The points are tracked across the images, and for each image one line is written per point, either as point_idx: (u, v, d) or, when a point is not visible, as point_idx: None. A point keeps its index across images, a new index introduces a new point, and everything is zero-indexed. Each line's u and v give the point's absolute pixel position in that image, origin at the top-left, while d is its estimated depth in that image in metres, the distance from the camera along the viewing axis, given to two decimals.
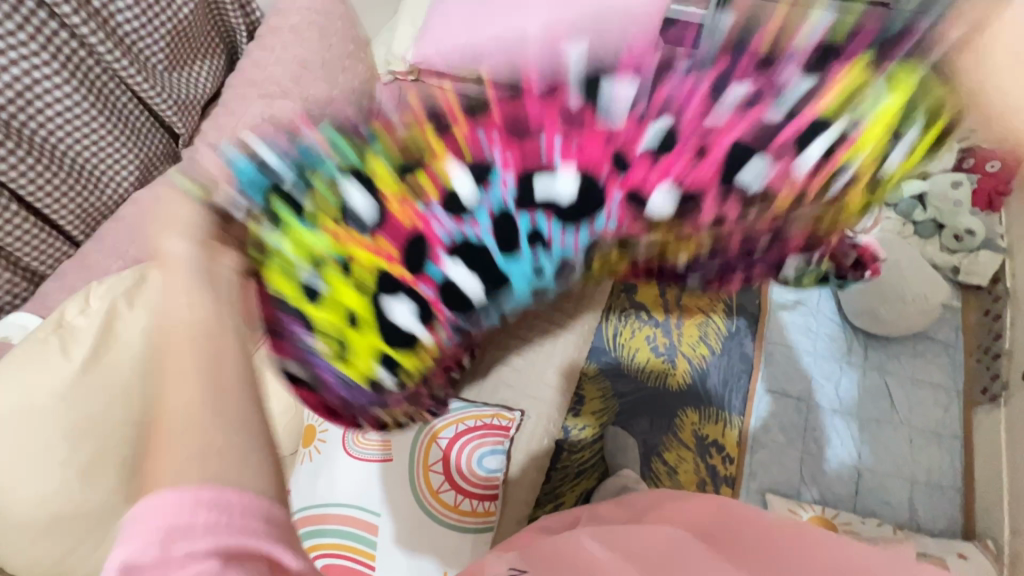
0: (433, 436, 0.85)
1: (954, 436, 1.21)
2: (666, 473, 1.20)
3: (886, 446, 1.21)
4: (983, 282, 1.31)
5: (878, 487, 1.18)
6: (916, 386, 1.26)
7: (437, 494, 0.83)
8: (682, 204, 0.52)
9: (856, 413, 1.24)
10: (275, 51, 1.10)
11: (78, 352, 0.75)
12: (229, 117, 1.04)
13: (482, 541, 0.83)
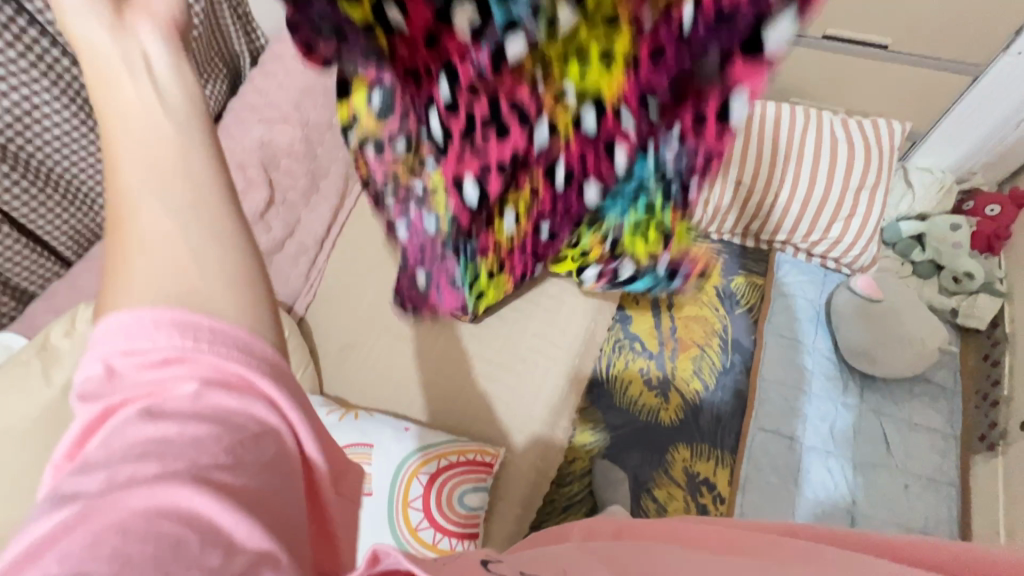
0: (414, 471, 0.83)
1: (950, 482, 1.18)
2: (656, 510, 1.18)
3: (881, 491, 1.18)
4: (982, 325, 1.28)
5: (873, 533, 1.15)
6: (913, 430, 1.23)
7: (416, 532, 0.81)
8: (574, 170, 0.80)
9: (851, 455, 1.22)
10: (278, 75, 1.11)
11: (59, 378, 0.74)
12: (229, 140, 1.07)
13: None
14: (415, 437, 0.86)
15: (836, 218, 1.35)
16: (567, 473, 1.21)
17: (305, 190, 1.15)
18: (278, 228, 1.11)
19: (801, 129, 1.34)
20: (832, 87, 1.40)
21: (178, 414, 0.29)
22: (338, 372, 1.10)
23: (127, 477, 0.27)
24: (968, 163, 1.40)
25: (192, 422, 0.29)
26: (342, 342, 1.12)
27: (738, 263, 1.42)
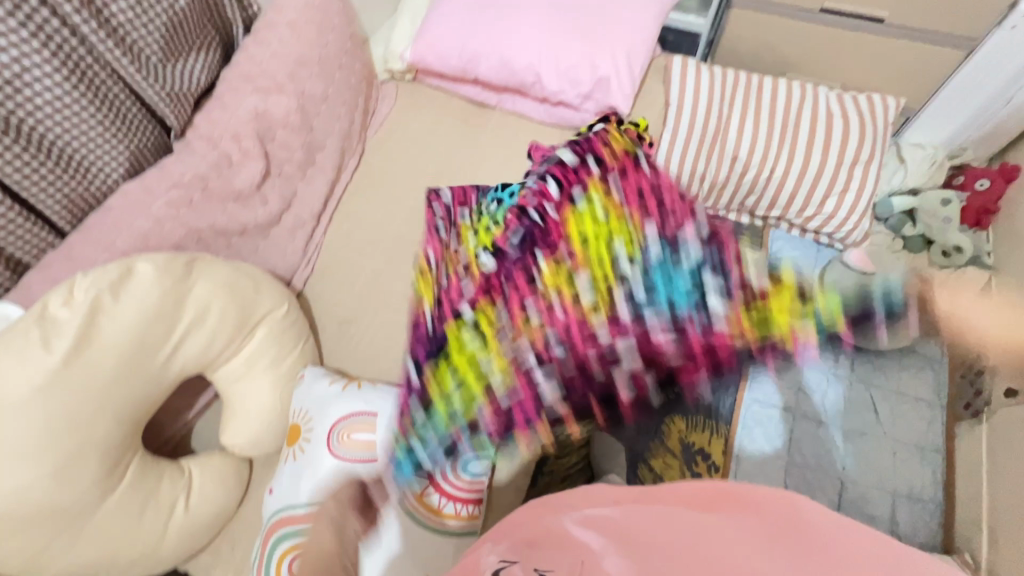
0: (419, 438, 0.86)
1: (936, 450, 1.22)
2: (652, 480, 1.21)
3: (869, 459, 1.22)
4: None
5: (862, 499, 1.18)
6: (900, 400, 1.27)
7: (422, 496, 0.83)
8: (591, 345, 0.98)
9: (841, 424, 1.26)
10: (272, 44, 1.08)
11: (60, 346, 0.74)
12: (221, 111, 1.03)
13: (464, 544, 0.83)
14: (420, 407, 0.89)
15: (830, 193, 1.36)
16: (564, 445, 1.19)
17: (302, 163, 1.14)
18: (275, 202, 1.09)
19: (795, 106, 1.35)
20: (827, 62, 1.41)
21: None
22: (338, 346, 1.10)
23: None
24: (960, 138, 1.40)
25: None
26: (342, 316, 1.12)
27: (734, 237, 1.41)
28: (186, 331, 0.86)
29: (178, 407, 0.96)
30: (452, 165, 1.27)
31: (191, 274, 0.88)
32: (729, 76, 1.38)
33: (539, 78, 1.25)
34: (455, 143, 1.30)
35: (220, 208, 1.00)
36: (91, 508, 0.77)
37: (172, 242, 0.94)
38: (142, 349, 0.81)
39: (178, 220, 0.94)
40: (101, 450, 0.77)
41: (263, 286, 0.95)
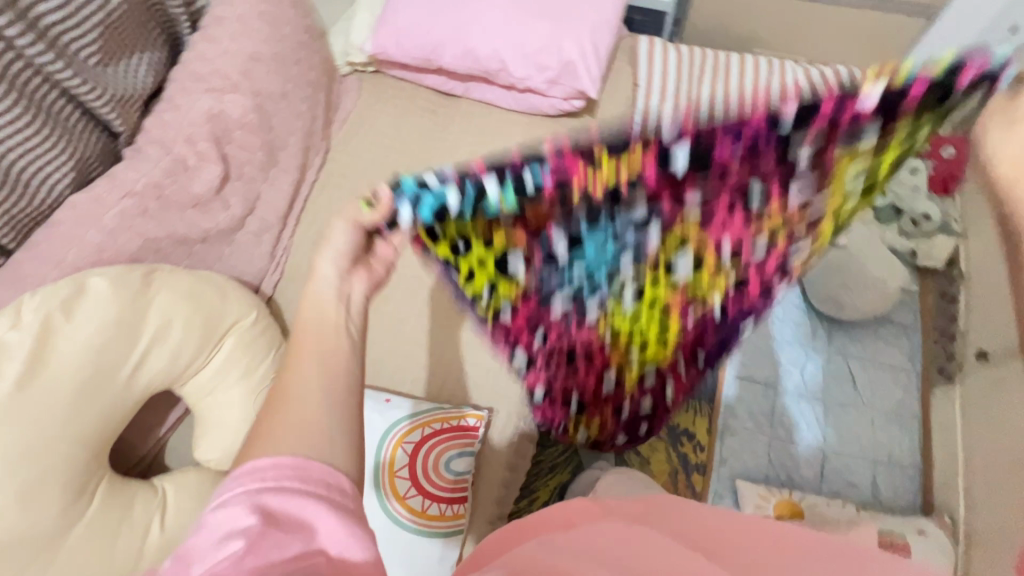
0: (397, 441, 0.83)
1: (913, 415, 1.24)
2: (638, 463, 1.23)
3: (849, 428, 1.24)
4: (939, 265, 1.34)
5: (843, 468, 1.21)
6: (877, 368, 1.29)
7: (404, 500, 0.81)
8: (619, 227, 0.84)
9: (821, 396, 1.27)
10: (222, 40, 1.03)
11: (10, 372, 0.70)
12: (173, 113, 0.98)
13: (451, 544, 0.81)
14: (398, 408, 0.85)
15: None
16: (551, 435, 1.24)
17: (263, 164, 1.09)
18: (237, 205, 1.05)
19: (765, 82, 1.35)
20: (794, 37, 1.40)
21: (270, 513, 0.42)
22: None
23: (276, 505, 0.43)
24: None
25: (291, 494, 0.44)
26: None
27: None
28: (149, 346, 0.82)
29: (148, 424, 0.93)
30: (421, 158, 1.24)
31: (150, 287, 0.84)
32: (698, 56, 1.37)
33: (504, 65, 1.22)
34: (423, 135, 1.26)
35: (178, 217, 0.96)
36: (59, 535, 0.74)
37: (129, 254, 0.90)
38: (101, 368, 0.77)
39: (133, 231, 0.90)
40: (66, 476, 0.74)
41: (228, 294, 0.92)
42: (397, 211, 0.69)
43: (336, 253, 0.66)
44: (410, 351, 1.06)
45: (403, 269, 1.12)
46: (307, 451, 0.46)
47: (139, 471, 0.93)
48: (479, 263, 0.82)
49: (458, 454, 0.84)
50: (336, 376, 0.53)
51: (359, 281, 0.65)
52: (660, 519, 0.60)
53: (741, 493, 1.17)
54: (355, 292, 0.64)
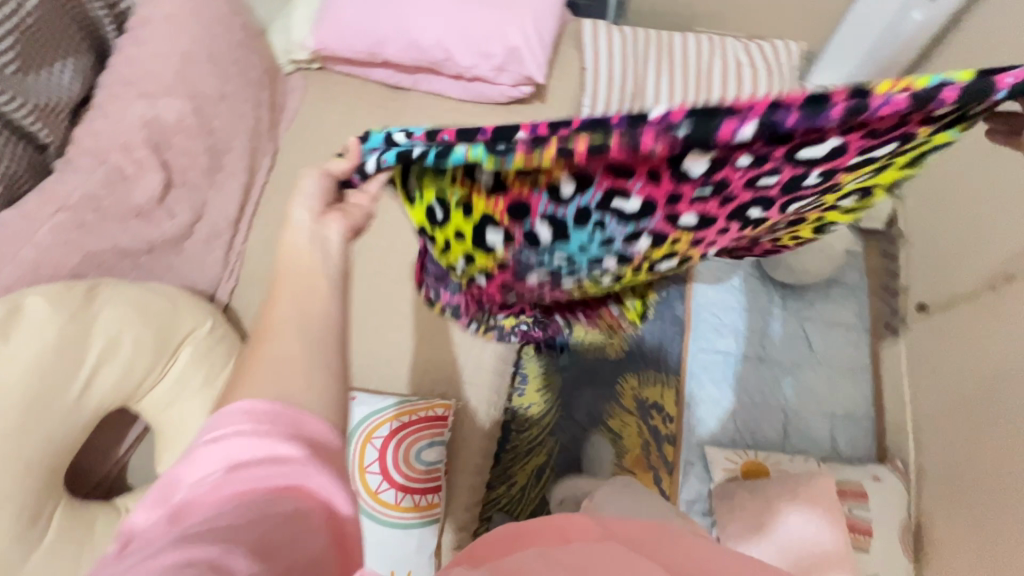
0: (367, 436, 0.83)
1: (865, 369, 1.31)
2: (612, 439, 1.26)
3: (808, 387, 1.30)
4: (881, 225, 1.38)
5: (803, 425, 1.27)
6: (831, 327, 1.35)
7: (377, 494, 0.81)
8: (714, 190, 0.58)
9: (780, 358, 1.32)
10: (151, 44, 1.00)
11: None
12: (105, 121, 0.95)
13: (428, 533, 0.82)
14: (364, 404, 0.85)
15: None
16: (524, 421, 1.25)
17: (207, 168, 1.06)
18: (183, 213, 1.02)
19: (705, 59, 1.38)
20: (733, 14, 1.44)
21: (237, 474, 0.39)
22: None
23: (241, 459, 0.41)
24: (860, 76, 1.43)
25: (266, 458, 0.41)
26: None
27: None
28: (96, 363, 0.79)
29: (106, 444, 0.90)
30: None
31: (93, 302, 0.81)
32: (642, 36, 1.40)
33: (449, 55, 1.21)
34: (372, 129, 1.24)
35: (120, 228, 0.93)
36: (15, 565, 0.71)
37: (68, 270, 0.87)
38: (47, 389, 0.75)
39: (71, 246, 0.87)
40: (16, 503, 0.72)
41: (179, 304, 0.89)
42: (365, 161, 0.57)
43: (309, 199, 0.57)
44: (376, 348, 1.05)
45: (363, 266, 1.09)
46: (285, 397, 0.44)
47: (99, 494, 0.90)
48: (459, 235, 0.70)
49: (427, 446, 0.84)
50: (315, 323, 0.50)
51: (336, 223, 0.57)
52: (657, 549, 0.60)
53: (711, 460, 1.21)
54: (337, 240, 0.57)
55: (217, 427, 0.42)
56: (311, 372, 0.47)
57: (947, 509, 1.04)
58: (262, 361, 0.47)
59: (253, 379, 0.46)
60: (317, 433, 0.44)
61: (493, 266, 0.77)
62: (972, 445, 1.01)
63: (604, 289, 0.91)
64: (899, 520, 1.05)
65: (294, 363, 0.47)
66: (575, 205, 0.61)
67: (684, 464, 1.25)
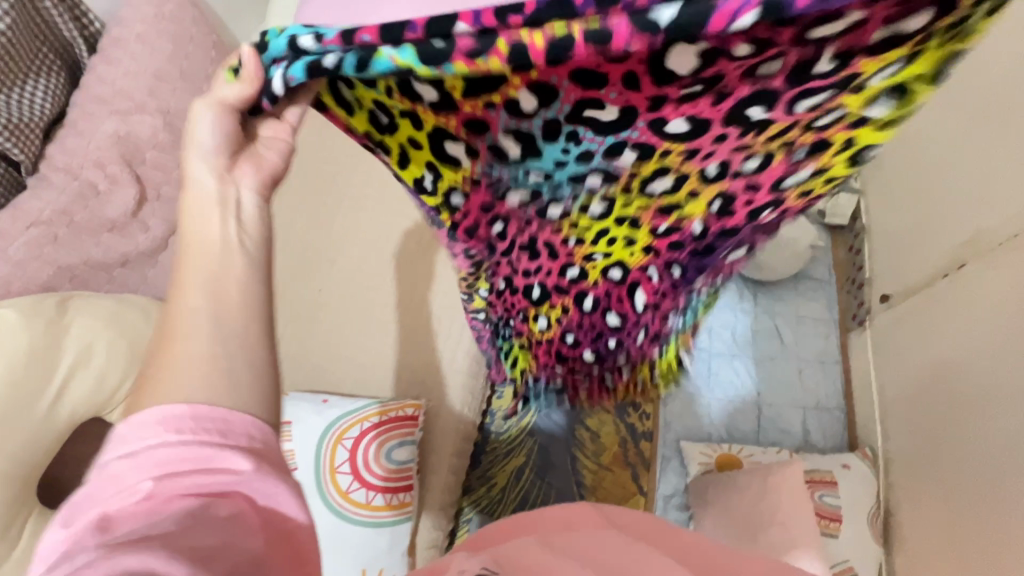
0: (337, 437, 0.84)
1: (835, 360, 1.34)
2: (590, 438, 1.27)
3: (780, 380, 1.33)
4: (845, 221, 1.45)
5: (776, 418, 1.29)
6: (801, 321, 1.38)
7: (347, 494, 0.83)
8: (693, 133, 0.48)
9: (752, 352, 1.35)
10: (122, 62, 1.03)
11: None
12: (77, 138, 0.98)
13: (399, 530, 0.84)
14: (335, 407, 0.86)
15: None
16: (503, 422, 1.27)
17: None
18: (158, 227, 1.03)
19: None
20: None
21: (168, 486, 0.35)
22: None
23: (171, 467, 0.36)
24: None
25: (201, 464, 0.36)
26: None
27: None
28: (69, 373, 0.81)
29: (80, 456, 0.91)
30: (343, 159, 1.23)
31: (66, 313, 0.83)
32: None
33: None
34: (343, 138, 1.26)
35: (92, 242, 0.95)
36: None
37: (40, 284, 0.89)
38: (18, 402, 0.75)
39: (42, 260, 0.89)
40: None
41: (152, 315, 0.91)
42: (271, 80, 0.44)
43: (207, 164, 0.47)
44: (350, 352, 1.07)
45: (337, 273, 1.11)
46: (208, 397, 0.38)
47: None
48: (413, 142, 0.55)
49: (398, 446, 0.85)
50: (232, 300, 0.43)
51: (248, 176, 0.48)
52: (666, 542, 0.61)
53: (687, 454, 1.23)
54: (249, 202, 0.48)
55: (138, 428, 0.37)
56: (245, 353, 0.41)
57: (909, 490, 1.08)
58: (174, 365, 0.39)
59: (165, 380, 0.39)
60: (255, 425, 0.39)
61: (482, 199, 0.61)
62: (933, 428, 1.04)
63: (608, 279, 0.71)
64: (867, 504, 1.08)
65: (216, 365, 0.39)
66: (531, 170, 0.56)
67: (661, 460, 1.27)
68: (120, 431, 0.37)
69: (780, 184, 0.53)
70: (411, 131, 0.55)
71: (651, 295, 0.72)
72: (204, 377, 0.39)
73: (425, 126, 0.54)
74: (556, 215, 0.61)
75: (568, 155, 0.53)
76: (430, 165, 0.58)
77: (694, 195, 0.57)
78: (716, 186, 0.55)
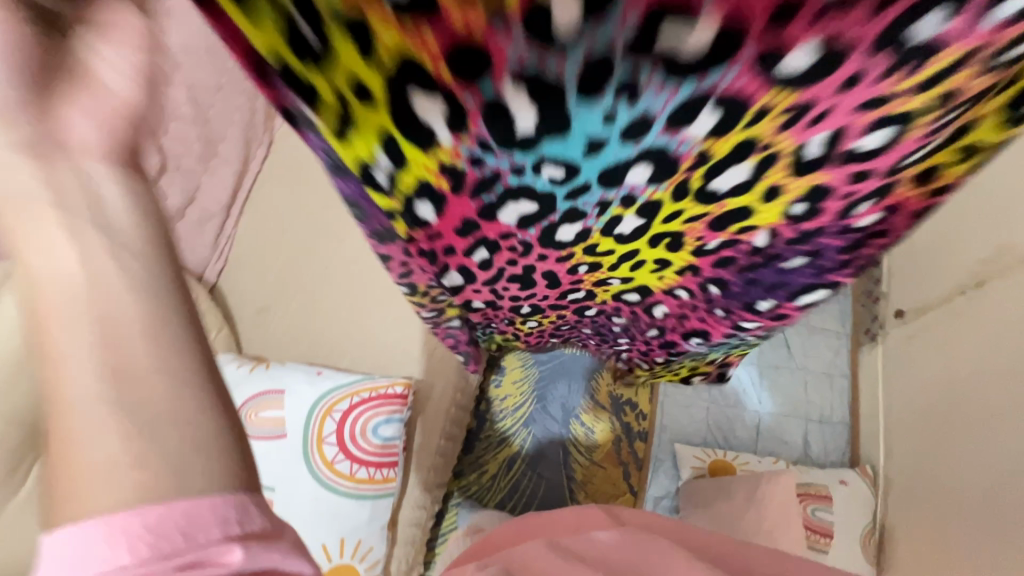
0: (326, 409, 0.86)
1: (843, 374, 1.30)
2: (584, 433, 1.26)
3: (784, 390, 1.29)
4: None
5: (777, 428, 1.27)
6: (811, 332, 1.34)
7: (332, 464, 0.84)
8: (814, 73, 0.30)
9: (758, 360, 1.31)
10: None
11: None
12: None
13: (381, 504, 0.86)
14: (329, 379, 0.88)
15: None
16: (500, 409, 1.28)
17: (201, 156, 1.12)
18: (175, 195, 1.09)
19: None
20: None
21: None
22: (256, 335, 1.11)
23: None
24: None
25: (169, 557, 0.25)
26: (258, 304, 1.12)
27: None
28: None
29: None
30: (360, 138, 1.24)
31: None
32: None
33: None
34: None
35: None
36: None
37: None
38: None
39: None
40: None
41: None
42: None
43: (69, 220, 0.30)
44: (350, 328, 1.09)
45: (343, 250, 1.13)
46: (140, 475, 0.26)
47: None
48: (368, 112, 0.34)
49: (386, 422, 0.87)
50: (116, 318, 0.28)
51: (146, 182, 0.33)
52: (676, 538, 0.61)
53: (679, 457, 1.22)
54: (112, 196, 0.32)
55: (62, 548, 0.24)
56: (177, 379, 0.28)
57: (901, 513, 1.06)
58: (70, 441, 0.26)
59: (69, 460, 0.26)
60: (216, 499, 0.26)
61: (460, 212, 0.48)
62: (938, 449, 1.01)
63: (624, 299, 0.72)
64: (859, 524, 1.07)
65: (131, 419, 0.27)
66: (536, 169, 0.40)
67: (654, 461, 1.26)
68: (44, 549, 0.25)
69: (885, 185, 0.42)
70: (365, 87, 0.32)
71: (675, 307, 0.71)
72: (122, 438, 0.26)
73: (376, 84, 0.32)
74: (568, 240, 0.53)
75: (606, 129, 0.34)
76: (404, 165, 0.41)
77: (770, 189, 0.43)
78: (809, 180, 0.41)
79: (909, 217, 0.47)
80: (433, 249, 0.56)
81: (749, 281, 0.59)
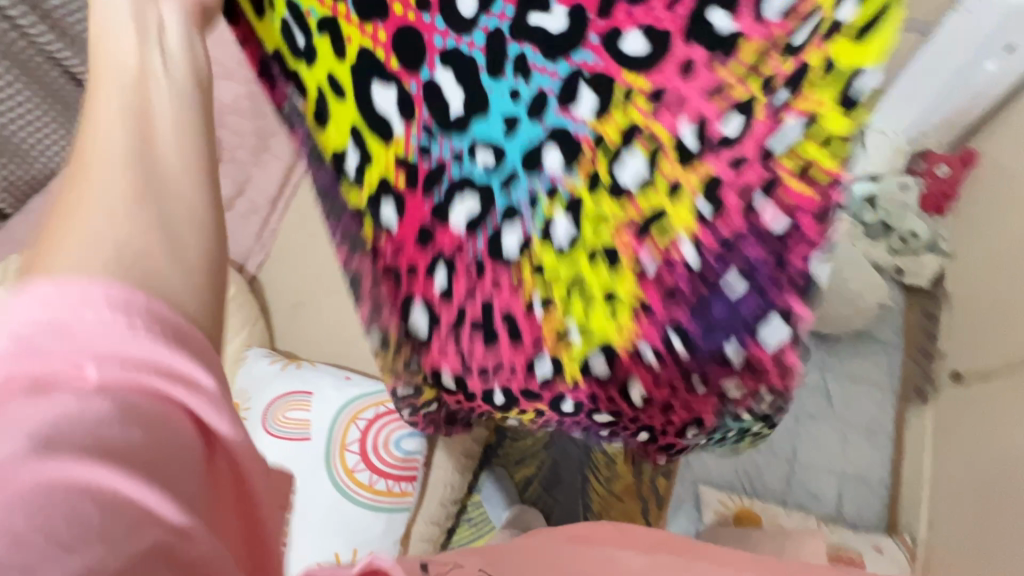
0: (352, 416, 0.86)
1: (885, 433, 1.23)
2: (605, 463, 1.20)
3: (820, 442, 1.23)
4: (925, 284, 1.35)
5: (808, 480, 1.21)
6: (854, 384, 1.28)
7: (352, 473, 0.83)
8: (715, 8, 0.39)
9: (796, 408, 1.26)
10: None
11: None
12: None
13: (395, 519, 0.84)
14: (356, 386, 0.88)
15: None
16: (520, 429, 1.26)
17: (254, 148, 1.15)
18: (226, 185, 1.12)
19: None
20: None
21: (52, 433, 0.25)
22: (289, 328, 1.11)
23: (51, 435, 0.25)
24: (920, 125, 1.35)
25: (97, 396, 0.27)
26: (294, 299, 1.13)
27: None
28: None
29: None
30: None
31: None
32: None
33: None
34: None
35: None
36: None
37: None
38: None
39: None
40: None
41: None
42: None
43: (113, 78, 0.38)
44: None
45: None
46: (144, 284, 0.32)
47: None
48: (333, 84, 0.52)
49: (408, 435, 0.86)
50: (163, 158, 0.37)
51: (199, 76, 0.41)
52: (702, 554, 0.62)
53: (704, 500, 1.18)
54: (174, 27, 0.42)
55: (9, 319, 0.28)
56: (195, 219, 0.36)
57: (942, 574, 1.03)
58: (68, 234, 0.32)
59: (54, 248, 0.32)
60: (176, 364, 0.30)
61: (417, 210, 0.59)
62: (986, 521, 0.96)
63: (590, 373, 0.66)
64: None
65: (143, 234, 0.33)
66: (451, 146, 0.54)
67: (675, 501, 1.21)
68: None
69: (766, 153, 0.42)
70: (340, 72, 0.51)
71: (651, 385, 0.63)
72: (122, 242, 0.33)
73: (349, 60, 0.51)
74: (515, 255, 0.60)
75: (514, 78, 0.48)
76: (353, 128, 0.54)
77: (675, 142, 0.46)
78: (695, 171, 0.46)
79: (814, 219, 0.43)
80: (398, 269, 0.64)
81: (701, 306, 0.53)
